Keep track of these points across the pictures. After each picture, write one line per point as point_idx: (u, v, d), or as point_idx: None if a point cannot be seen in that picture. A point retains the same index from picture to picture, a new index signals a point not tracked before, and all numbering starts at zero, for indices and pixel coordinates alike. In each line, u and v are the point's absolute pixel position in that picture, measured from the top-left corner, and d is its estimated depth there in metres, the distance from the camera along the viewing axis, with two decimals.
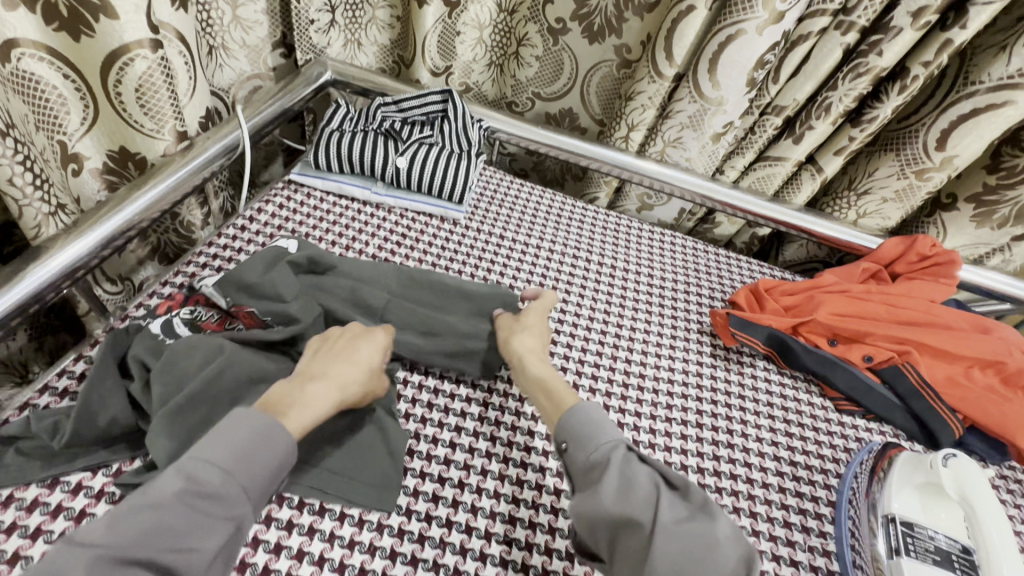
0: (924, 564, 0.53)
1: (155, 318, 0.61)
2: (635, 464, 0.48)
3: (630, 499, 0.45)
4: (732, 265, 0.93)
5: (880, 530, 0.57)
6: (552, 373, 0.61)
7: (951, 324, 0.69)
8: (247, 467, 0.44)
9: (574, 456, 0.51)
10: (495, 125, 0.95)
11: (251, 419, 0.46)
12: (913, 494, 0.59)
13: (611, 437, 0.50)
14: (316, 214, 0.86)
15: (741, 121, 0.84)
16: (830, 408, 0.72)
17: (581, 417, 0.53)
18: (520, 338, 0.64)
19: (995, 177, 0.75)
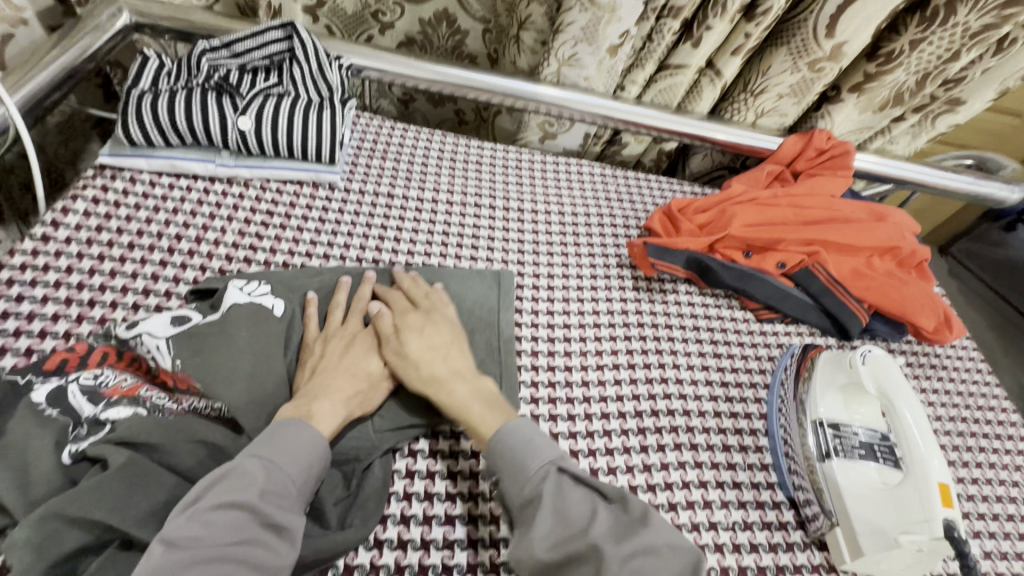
0: (853, 462, 0.55)
1: (45, 380, 0.45)
2: (568, 487, 0.45)
3: (567, 532, 0.42)
4: (643, 187, 0.88)
5: (811, 430, 0.58)
6: (473, 394, 0.52)
7: (850, 218, 0.76)
8: (295, 464, 0.43)
9: (506, 489, 0.46)
10: (360, 62, 0.79)
11: (290, 426, 0.45)
12: (836, 396, 0.59)
13: (541, 459, 0.46)
14: (166, 206, 0.66)
15: (638, 29, 0.75)
16: (752, 319, 0.75)
17: (506, 436, 0.48)
18: (413, 364, 0.54)
19: (874, 65, 0.74)
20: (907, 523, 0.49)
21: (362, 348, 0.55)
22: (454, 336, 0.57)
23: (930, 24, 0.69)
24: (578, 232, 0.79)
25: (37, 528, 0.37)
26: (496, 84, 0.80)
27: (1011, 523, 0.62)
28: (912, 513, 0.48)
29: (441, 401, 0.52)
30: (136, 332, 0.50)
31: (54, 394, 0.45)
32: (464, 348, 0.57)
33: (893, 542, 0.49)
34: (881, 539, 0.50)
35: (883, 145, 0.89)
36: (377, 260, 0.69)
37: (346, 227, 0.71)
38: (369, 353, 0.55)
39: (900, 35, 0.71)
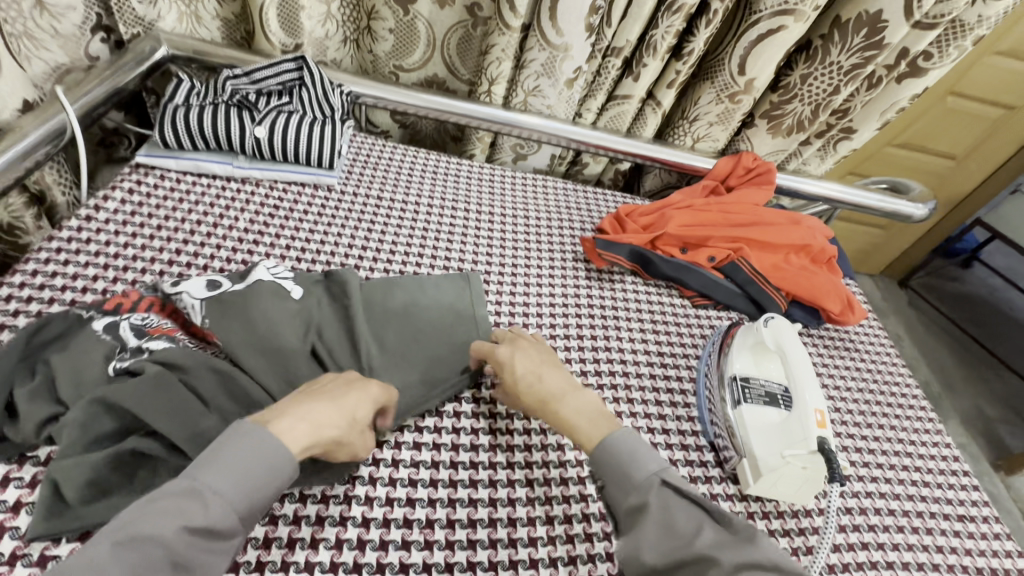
0: (758, 406, 0.65)
1: (102, 316, 0.56)
2: (674, 498, 0.50)
3: (673, 538, 0.47)
4: (599, 198, 1.03)
5: (726, 384, 0.69)
6: (578, 409, 0.58)
7: (772, 222, 0.90)
8: (230, 476, 0.43)
9: (614, 496, 0.53)
10: (358, 89, 0.94)
11: (248, 431, 0.45)
12: (746, 353, 0.70)
13: (646, 470, 0.52)
14: (189, 198, 0.79)
15: (589, 65, 0.92)
16: (688, 305, 0.87)
17: (610, 448, 0.54)
18: (529, 386, 0.61)
19: (777, 95, 0.93)
20: (793, 443, 0.59)
21: (361, 394, 0.55)
22: (547, 359, 0.64)
23: (813, 62, 0.88)
24: (541, 233, 0.92)
25: (85, 410, 0.48)
26: (474, 111, 0.95)
27: (903, 470, 0.72)
28: (796, 435, 0.59)
29: (551, 418, 0.59)
30: (177, 287, 0.60)
31: (111, 325, 0.55)
32: (563, 368, 0.63)
33: (783, 459, 0.59)
34: (773, 459, 0.60)
35: (799, 165, 1.05)
36: (365, 247, 0.81)
37: (341, 221, 0.83)
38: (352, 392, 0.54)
39: (793, 70, 0.90)
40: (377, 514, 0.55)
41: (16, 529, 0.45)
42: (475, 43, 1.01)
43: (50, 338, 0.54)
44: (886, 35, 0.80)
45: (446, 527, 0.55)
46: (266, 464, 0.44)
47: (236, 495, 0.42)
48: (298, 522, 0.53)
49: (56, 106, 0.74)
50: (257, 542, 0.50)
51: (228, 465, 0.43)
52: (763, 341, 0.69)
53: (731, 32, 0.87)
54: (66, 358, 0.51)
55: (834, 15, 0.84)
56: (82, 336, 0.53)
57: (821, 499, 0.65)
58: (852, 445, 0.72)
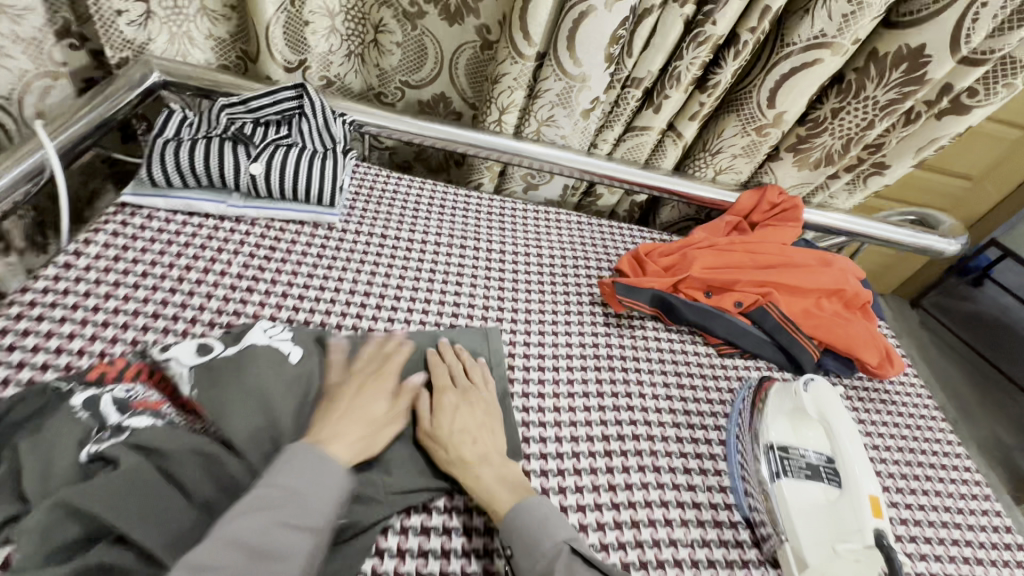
0: (799, 481, 0.59)
1: (84, 389, 0.51)
2: (578, 567, 0.49)
3: None
4: (615, 234, 0.97)
5: (761, 453, 0.63)
6: (498, 478, 0.57)
7: (800, 264, 0.84)
8: (306, 480, 0.48)
9: (520, 563, 0.51)
10: (362, 118, 0.89)
11: (301, 446, 0.50)
12: (783, 420, 0.64)
13: (554, 539, 0.51)
14: (179, 241, 0.73)
15: (607, 96, 0.86)
16: (713, 354, 0.81)
17: (523, 517, 0.52)
18: (449, 445, 0.58)
19: (805, 129, 0.87)
20: (844, 533, 0.53)
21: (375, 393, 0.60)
22: (485, 416, 0.62)
23: (846, 96, 0.82)
24: (555, 273, 0.86)
25: (46, 514, 0.42)
26: (484, 142, 0.90)
27: (957, 546, 0.65)
28: (847, 522, 0.54)
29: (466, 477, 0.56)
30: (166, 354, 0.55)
31: (91, 400, 0.50)
32: (496, 429, 0.61)
33: (835, 551, 0.53)
34: (822, 549, 0.54)
35: (825, 198, 1.00)
36: (368, 293, 0.75)
37: (342, 264, 0.77)
38: (374, 396, 0.59)
39: (823, 104, 0.85)
40: None
41: None
42: (485, 67, 0.95)
43: (24, 417, 0.48)
44: (929, 70, 0.75)
45: None
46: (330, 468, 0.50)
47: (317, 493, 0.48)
48: None
49: (34, 143, 0.69)
50: None
51: (296, 468, 0.48)
52: (801, 403, 0.63)
53: (759, 66, 0.82)
54: (37, 444, 0.46)
55: (870, 47, 0.79)
56: (56, 417, 0.48)
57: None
58: (899, 517, 0.66)
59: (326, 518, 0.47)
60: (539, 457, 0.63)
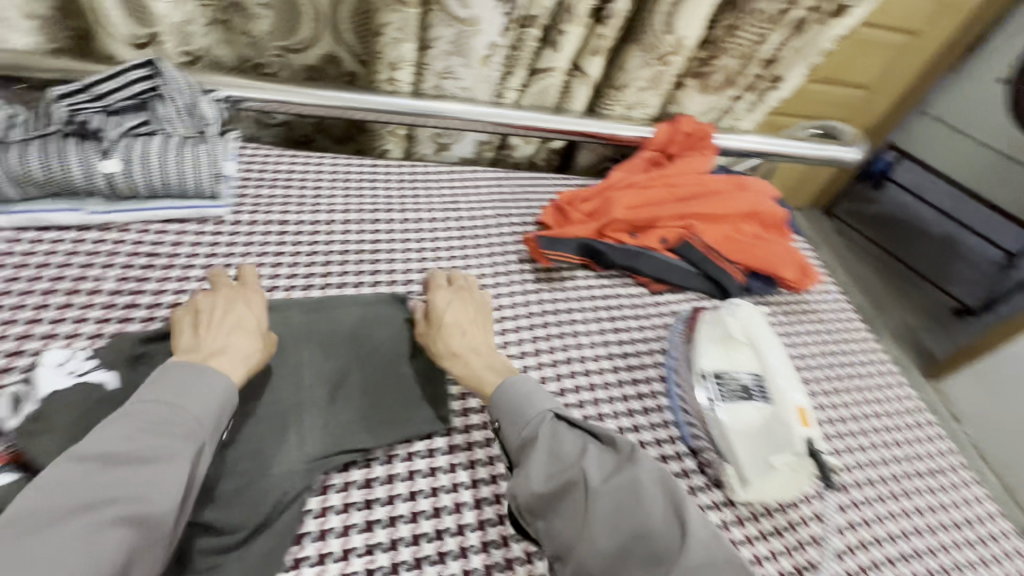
0: (736, 404, 0.60)
1: None
2: (563, 431, 0.52)
3: (558, 467, 0.49)
4: (536, 186, 0.94)
5: (699, 380, 0.64)
6: (487, 368, 0.59)
7: (717, 191, 0.84)
8: (185, 395, 0.46)
9: (507, 433, 0.54)
10: (237, 93, 0.79)
11: (173, 364, 0.49)
12: (713, 347, 0.66)
13: (538, 408, 0.54)
14: (30, 261, 0.62)
15: (505, 38, 0.81)
16: (645, 293, 0.81)
17: (505, 398, 0.55)
18: (444, 335, 0.61)
19: (705, 50, 0.86)
20: (777, 447, 0.56)
21: (250, 301, 0.58)
22: (479, 317, 0.65)
23: (739, 11, 0.81)
24: (477, 235, 0.82)
25: None
26: (380, 104, 0.83)
27: (867, 435, 0.71)
28: (781, 437, 0.55)
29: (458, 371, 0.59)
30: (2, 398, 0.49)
31: None
32: (488, 329, 0.64)
33: (772, 466, 0.56)
34: (759, 465, 0.57)
35: (732, 123, 1.01)
36: (273, 287, 0.68)
37: (239, 259, 0.70)
38: (234, 301, 0.57)
39: (718, 23, 0.83)
40: None
41: None
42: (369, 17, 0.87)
43: None
44: None
45: None
46: (219, 387, 0.48)
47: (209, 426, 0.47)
48: None
49: None
50: None
51: (167, 386, 0.47)
52: (728, 320, 0.66)
53: None
54: None
55: None
56: None
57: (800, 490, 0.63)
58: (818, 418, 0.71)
59: (213, 428, 0.47)
60: (481, 427, 0.61)
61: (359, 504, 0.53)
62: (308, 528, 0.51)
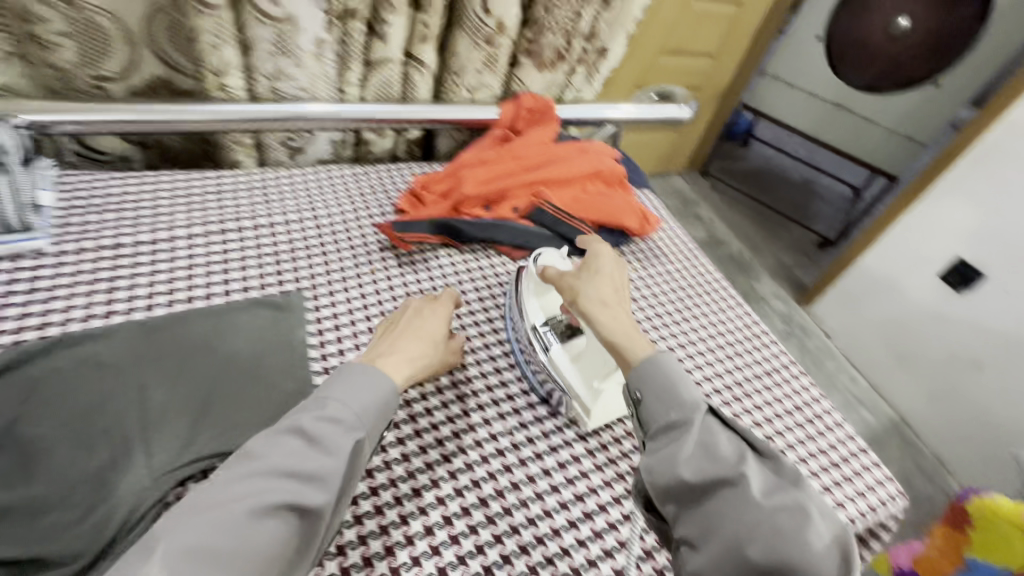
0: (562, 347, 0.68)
1: None
2: (715, 425, 0.49)
3: (711, 458, 0.46)
4: (395, 176, 0.96)
5: (531, 332, 0.70)
6: (615, 323, 0.59)
7: (561, 158, 0.91)
8: (354, 394, 0.50)
9: (650, 407, 0.51)
10: (39, 118, 0.73)
11: (355, 364, 0.53)
12: (534, 299, 0.73)
13: (693, 394, 0.51)
14: None
15: (329, 33, 0.82)
16: (508, 260, 0.86)
17: (655, 360, 0.53)
18: (579, 283, 0.64)
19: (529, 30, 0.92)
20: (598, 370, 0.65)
21: (436, 312, 0.65)
22: (621, 284, 0.66)
23: None
24: (337, 229, 0.83)
25: None
26: (210, 113, 0.80)
27: (711, 354, 0.81)
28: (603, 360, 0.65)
29: (603, 334, 0.58)
30: None
31: None
32: (627, 297, 0.65)
33: (609, 372, 0.64)
34: (592, 390, 0.65)
35: (575, 94, 1.07)
36: (108, 312, 0.64)
37: (63, 290, 0.65)
38: (431, 316, 0.65)
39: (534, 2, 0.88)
40: None
41: None
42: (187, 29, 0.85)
43: None
44: None
45: None
46: (381, 387, 0.52)
47: (365, 412, 0.50)
48: None
49: None
50: None
51: (348, 384, 0.51)
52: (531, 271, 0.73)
53: None
54: None
55: None
56: None
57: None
58: (668, 347, 0.79)
59: (371, 422, 0.50)
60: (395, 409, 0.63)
61: None
62: None
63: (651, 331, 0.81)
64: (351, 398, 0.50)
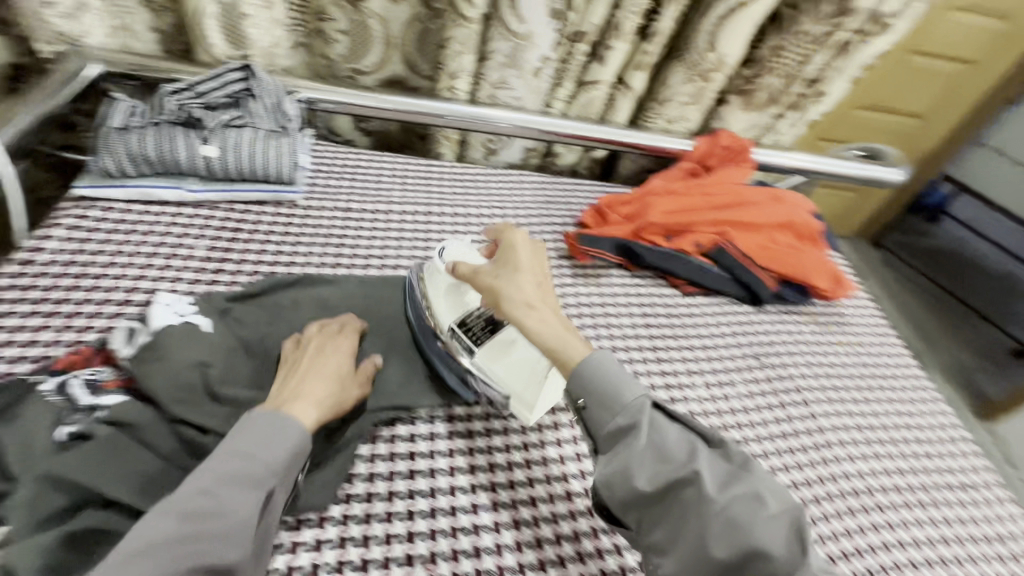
0: (490, 347, 0.62)
1: (53, 377, 0.52)
2: (662, 423, 0.48)
3: (665, 464, 0.45)
4: (579, 190, 1.00)
5: (449, 338, 0.64)
6: (551, 331, 0.53)
7: (754, 201, 0.87)
8: (266, 445, 0.47)
9: (591, 416, 0.49)
10: (315, 96, 0.89)
11: (259, 413, 0.49)
12: (444, 297, 0.66)
13: (634, 391, 0.49)
14: (138, 229, 0.72)
15: (556, 52, 0.88)
16: (678, 294, 0.85)
17: (592, 363, 0.50)
18: (494, 290, 0.57)
19: (749, 70, 0.90)
20: (529, 382, 0.61)
21: (336, 350, 0.59)
22: (546, 287, 0.58)
23: (783, 33, 0.85)
24: (522, 231, 0.89)
25: (35, 489, 0.44)
26: (435, 109, 0.90)
27: (893, 445, 0.72)
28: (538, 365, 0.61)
29: (527, 331, 0.53)
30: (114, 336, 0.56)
31: (60, 385, 0.51)
32: (552, 295, 0.58)
33: (540, 379, 0.61)
34: (534, 385, 0.61)
35: (775, 139, 1.03)
36: (338, 264, 0.76)
37: (308, 238, 0.78)
38: (340, 357, 0.59)
39: (763, 43, 0.87)
40: (376, 553, 0.52)
41: None
42: (432, 36, 0.96)
43: None
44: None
45: (450, 558, 0.52)
46: (291, 443, 0.48)
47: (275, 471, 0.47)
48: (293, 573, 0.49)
49: None
50: None
51: (252, 436, 0.47)
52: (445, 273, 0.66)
53: (699, 6, 0.84)
54: (14, 430, 0.47)
55: None
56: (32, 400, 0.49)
57: (817, 487, 0.65)
58: (842, 425, 0.72)
59: (283, 471, 0.47)
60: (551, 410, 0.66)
61: (405, 457, 0.59)
62: (361, 470, 0.57)
63: (824, 401, 0.75)
64: (256, 442, 0.47)
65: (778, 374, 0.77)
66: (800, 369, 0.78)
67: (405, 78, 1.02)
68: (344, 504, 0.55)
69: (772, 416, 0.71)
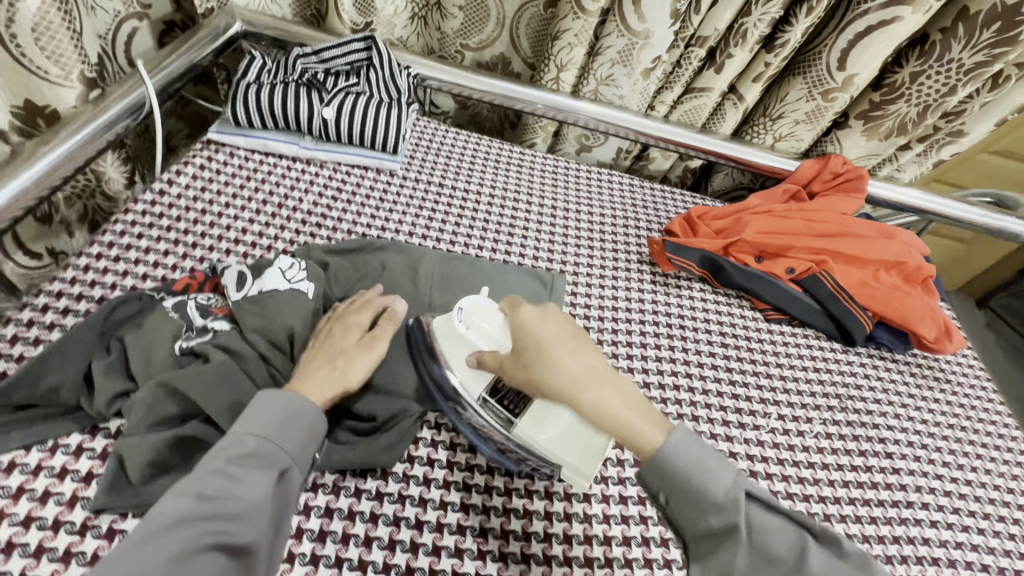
0: (553, 422, 0.51)
1: (174, 295, 0.58)
2: (762, 519, 0.40)
3: (767, 568, 0.39)
4: (669, 198, 0.97)
5: (481, 415, 0.54)
6: (617, 399, 0.46)
7: (860, 234, 0.82)
8: (283, 428, 0.45)
9: (678, 517, 0.43)
10: (425, 72, 0.92)
11: (271, 394, 0.47)
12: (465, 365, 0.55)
13: (722, 479, 0.41)
14: (256, 176, 0.78)
15: (669, 54, 0.86)
16: (760, 318, 0.81)
17: (676, 448, 0.42)
18: (545, 355, 0.49)
19: (879, 94, 0.84)
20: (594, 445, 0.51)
21: (349, 323, 0.57)
22: (580, 335, 0.52)
23: (927, 58, 0.78)
24: (606, 231, 0.88)
25: (151, 393, 0.48)
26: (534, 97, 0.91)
27: (987, 521, 0.65)
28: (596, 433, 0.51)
29: (589, 414, 0.46)
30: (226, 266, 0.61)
31: (180, 304, 0.56)
32: (591, 345, 0.51)
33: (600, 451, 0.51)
34: (591, 455, 0.51)
35: (893, 172, 0.96)
36: (426, 237, 0.79)
37: (402, 206, 0.81)
38: (352, 330, 0.57)
39: (902, 67, 0.81)
40: (431, 517, 0.52)
41: (72, 523, 0.44)
42: (544, 23, 0.96)
43: (127, 316, 0.56)
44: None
45: (500, 537, 0.52)
46: (305, 425, 0.47)
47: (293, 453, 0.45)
48: (352, 517, 0.51)
49: (136, 80, 0.74)
50: (313, 535, 0.49)
51: (265, 415, 0.45)
52: (472, 343, 0.56)
53: (835, 21, 0.79)
54: (139, 336, 0.53)
55: (960, 6, 0.74)
56: (157, 312, 0.55)
57: (891, 546, 0.60)
58: (927, 487, 0.67)
59: (298, 452, 0.46)
60: None
61: (469, 430, 0.59)
62: (425, 435, 0.58)
63: (910, 459, 0.69)
64: (277, 421, 0.45)
65: (861, 420, 0.72)
66: (887, 419, 0.72)
67: (510, 59, 1.03)
68: (406, 463, 0.55)
69: (849, 462, 0.67)
